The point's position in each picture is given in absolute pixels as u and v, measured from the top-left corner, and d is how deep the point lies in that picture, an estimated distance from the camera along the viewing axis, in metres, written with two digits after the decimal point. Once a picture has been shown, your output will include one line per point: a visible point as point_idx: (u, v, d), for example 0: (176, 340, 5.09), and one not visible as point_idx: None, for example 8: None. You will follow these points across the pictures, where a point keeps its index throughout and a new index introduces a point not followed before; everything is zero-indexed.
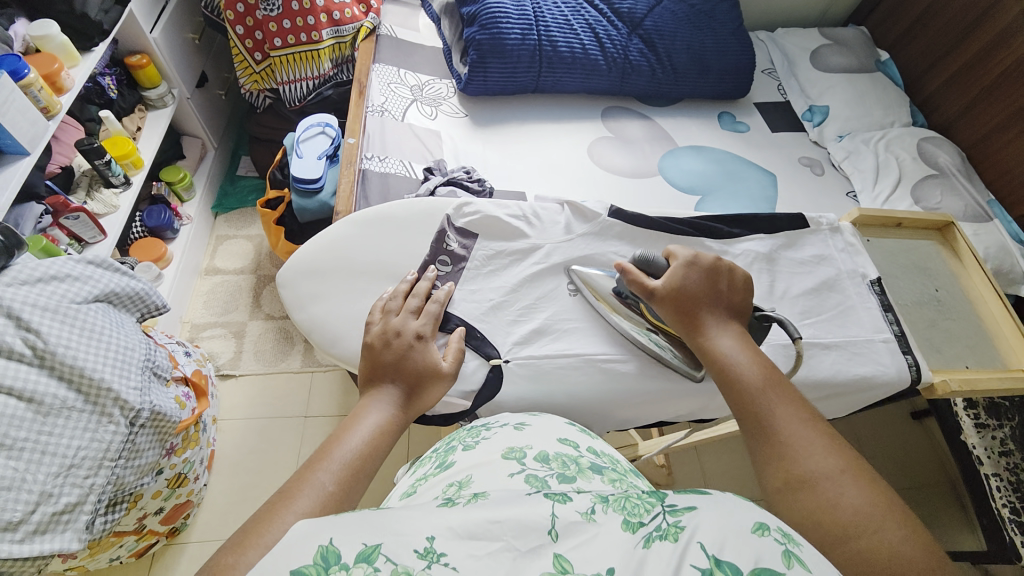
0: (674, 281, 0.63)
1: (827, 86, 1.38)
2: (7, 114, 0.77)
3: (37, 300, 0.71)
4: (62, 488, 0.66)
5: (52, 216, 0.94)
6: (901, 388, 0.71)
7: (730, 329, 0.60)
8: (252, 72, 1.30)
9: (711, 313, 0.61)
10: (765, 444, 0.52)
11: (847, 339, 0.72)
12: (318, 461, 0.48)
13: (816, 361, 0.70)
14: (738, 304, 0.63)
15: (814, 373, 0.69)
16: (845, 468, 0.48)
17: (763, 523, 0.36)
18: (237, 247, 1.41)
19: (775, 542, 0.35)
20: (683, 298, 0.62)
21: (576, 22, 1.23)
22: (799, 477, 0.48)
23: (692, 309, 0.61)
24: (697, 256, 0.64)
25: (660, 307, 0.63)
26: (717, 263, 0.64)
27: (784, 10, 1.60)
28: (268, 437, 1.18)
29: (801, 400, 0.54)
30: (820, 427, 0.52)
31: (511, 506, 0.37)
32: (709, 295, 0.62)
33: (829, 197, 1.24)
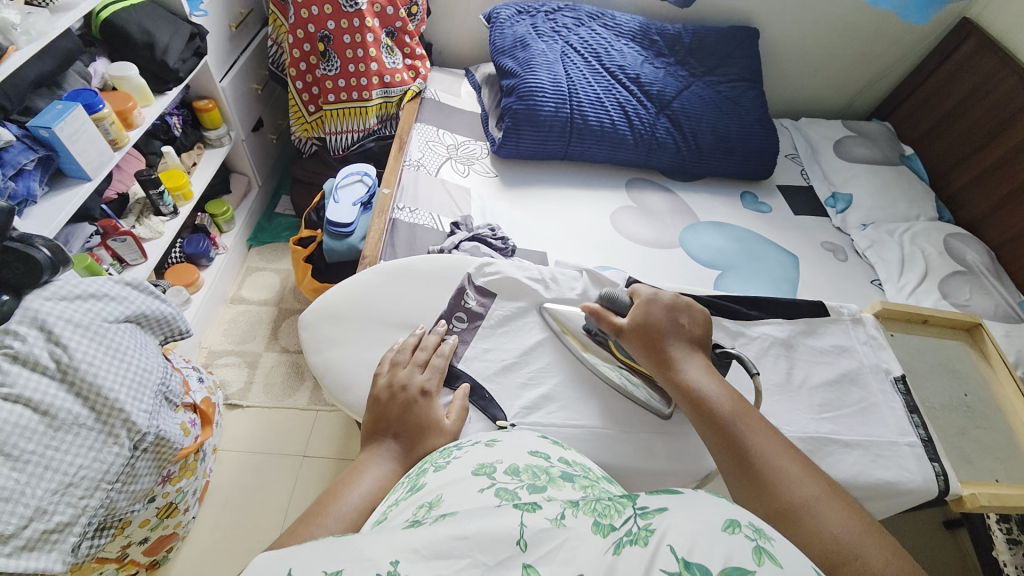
0: (640, 317, 0.66)
1: (850, 175, 1.41)
2: (78, 143, 0.85)
3: (70, 316, 0.73)
4: (57, 506, 0.66)
5: (101, 237, 1.00)
6: (930, 498, 0.66)
7: (697, 363, 0.62)
8: (304, 121, 1.41)
9: (677, 348, 0.63)
10: (746, 477, 0.53)
11: (871, 439, 0.69)
12: (314, 515, 0.48)
13: (836, 459, 0.67)
14: (699, 337, 0.66)
15: (834, 473, 0.66)
16: (822, 494, 0.50)
17: (733, 519, 0.35)
18: (265, 279, 1.46)
19: (746, 539, 0.34)
20: (650, 333, 0.64)
21: (607, 99, 1.31)
22: (783, 507, 0.49)
23: (659, 343, 0.63)
24: (656, 293, 0.67)
25: (628, 343, 0.65)
26: (675, 299, 0.67)
27: (807, 101, 1.67)
28: (264, 473, 1.15)
29: (772, 430, 0.57)
30: (792, 454, 0.54)
31: (478, 521, 0.36)
32: (673, 331, 0.65)
33: (852, 284, 1.22)
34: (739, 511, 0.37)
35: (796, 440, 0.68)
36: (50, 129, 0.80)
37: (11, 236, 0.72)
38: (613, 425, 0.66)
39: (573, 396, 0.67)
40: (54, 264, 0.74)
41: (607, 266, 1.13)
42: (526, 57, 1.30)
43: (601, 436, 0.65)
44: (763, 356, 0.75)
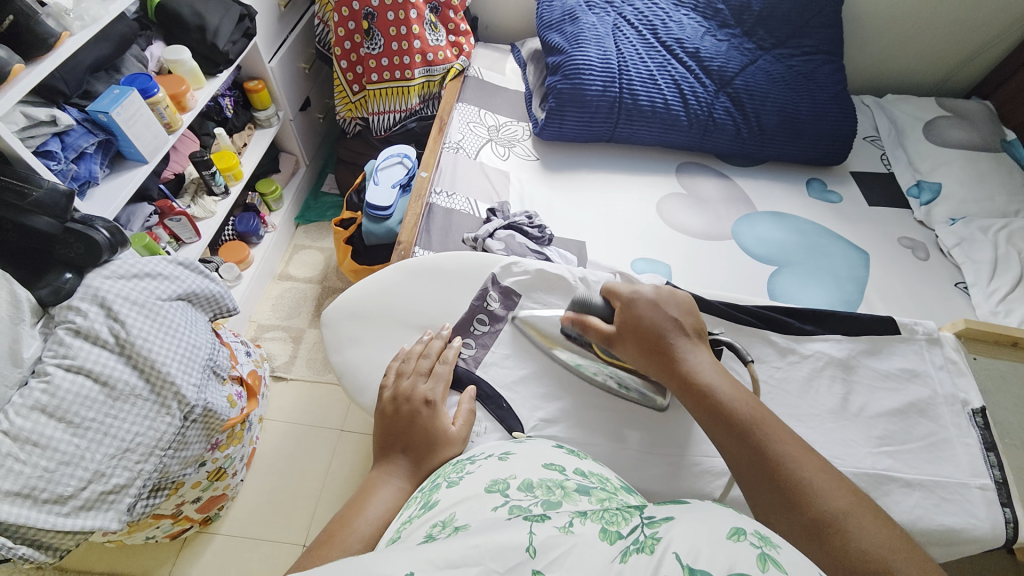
0: (637, 311, 0.60)
1: (940, 162, 1.24)
2: (134, 127, 0.89)
3: (128, 293, 0.78)
4: (115, 470, 0.71)
5: (159, 217, 1.06)
6: (995, 546, 0.61)
7: (704, 364, 0.56)
8: (348, 101, 1.42)
9: (681, 348, 0.58)
10: (768, 489, 0.48)
11: (937, 480, 0.63)
12: (323, 546, 0.47)
13: (892, 500, 0.62)
14: (700, 334, 0.60)
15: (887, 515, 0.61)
16: (851, 505, 0.45)
17: (738, 527, 0.34)
18: (310, 258, 1.51)
19: (750, 546, 0.32)
20: (647, 331, 0.59)
21: (661, 76, 1.21)
22: (811, 522, 0.45)
23: (661, 343, 0.58)
24: (635, 292, 0.62)
25: (622, 342, 0.61)
26: (660, 292, 0.62)
27: (894, 76, 1.48)
28: (305, 444, 1.22)
29: (794, 432, 0.51)
30: (815, 460, 0.49)
31: (491, 532, 0.34)
32: (674, 328, 0.59)
33: (934, 289, 1.09)
34: (746, 520, 0.36)
35: (848, 476, 0.63)
36: (108, 114, 0.84)
37: (74, 217, 0.77)
38: (646, 443, 0.63)
39: (602, 407, 0.65)
40: (112, 245, 0.79)
41: (652, 259, 1.07)
42: (575, 31, 1.22)
43: (629, 458, 0.62)
44: (816, 377, 0.69)
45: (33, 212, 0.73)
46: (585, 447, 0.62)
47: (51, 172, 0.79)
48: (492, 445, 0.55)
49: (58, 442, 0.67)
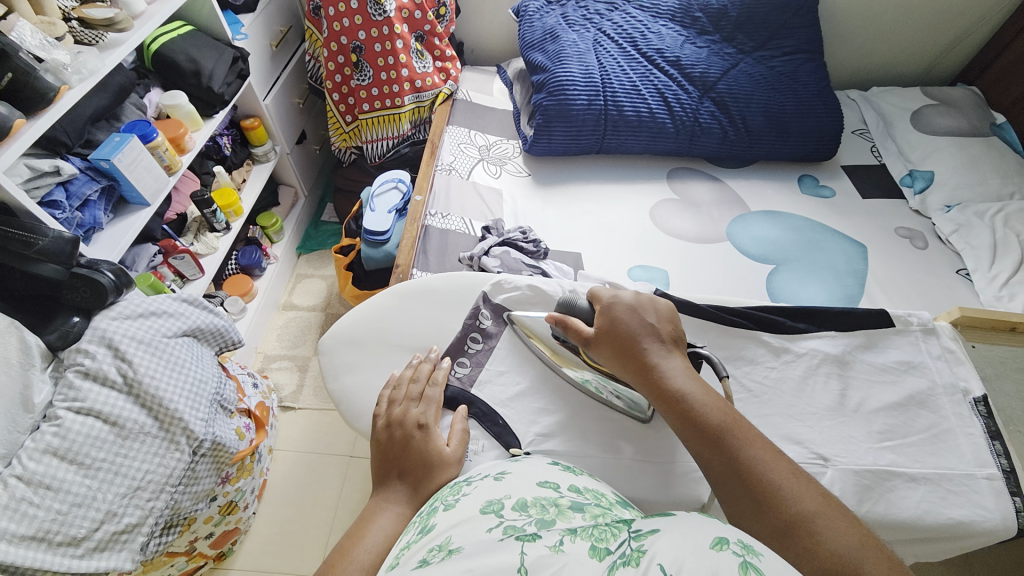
0: (617, 315, 0.61)
1: (930, 150, 1.24)
2: (135, 172, 0.92)
3: (134, 333, 0.79)
4: (126, 509, 0.72)
5: (163, 256, 1.09)
6: (1006, 537, 0.60)
7: (677, 368, 0.56)
8: (343, 131, 1.45)
9: (655, 352, 0.58)
10: (739, 492, 0.48)
11: (942, 472, 0.63)
12: None
13: (897, 496, 0.62)
14: (676, 340, 0.60)
15: (893, 512, 0.61)
16: (820, 507, 0.46)
17: (722, 538, 0.35)
18: (313, 286, 1.53)
19: (733, 554, 0.33)
20: (625, 333, 0.59)
21: (644, 86, 1.23)
22: (784, 524, 0.45)
23: (637, 346, 0.58)
24: (617, 295, 0.63)
25: (599, 347, 0.61)
26: (639, 298, 0.63)
27: (876, 69, 1.50)
28: (315, 472, 1.22)
29: (763, 436, 0.52)
30: (786, 464, 0.49)
31: (484, 556, 0.35)
32: (650, 334, 0.59)
33: (934, 278, 1.08)
34: (728, 530, 0.37)
35: (852, 473, 0.63)
36: (109, 161, 0.87)
37: (78, 263, 0.78)
38: (647, 452, 0.63)
39: (602, 418, 0.65)
40: (118, 286, 0.81)
41: (648, 266, 1.08)
42: (556, 49, 1.25)
43: (630, 467, 0.62)
44: (812, 375, 0.70)
45: (37, 260, 0.75)
46: (587, 459, 0.62)
47: (56, 221, 0.81)
48: (490, 464, 0.55)
49: (69, 485, 0.68)
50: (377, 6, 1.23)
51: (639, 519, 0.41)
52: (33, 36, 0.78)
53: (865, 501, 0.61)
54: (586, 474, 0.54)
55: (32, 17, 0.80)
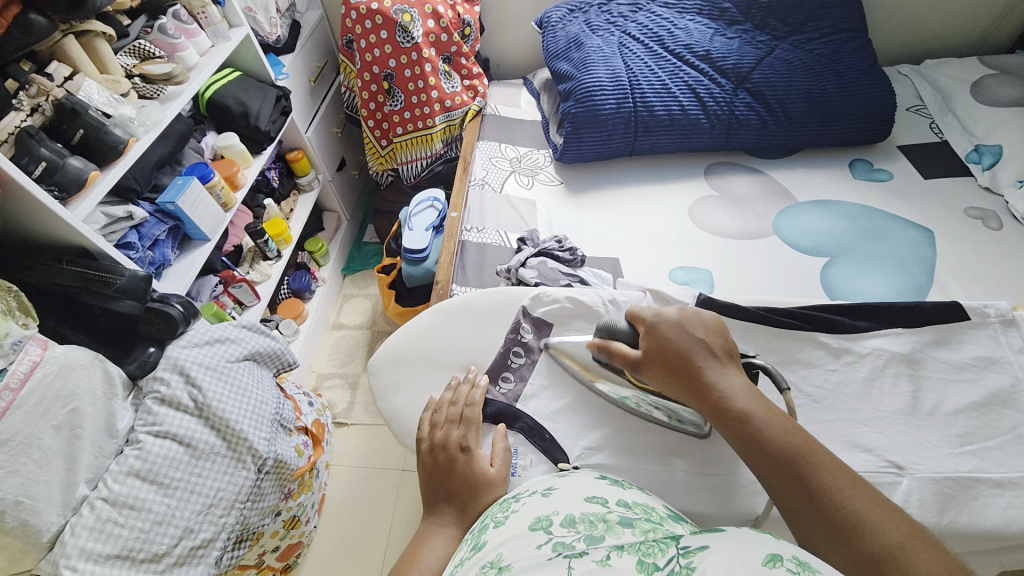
0: (665, 336, 0.59)
1: (997, 122, 1.14)
2: (197, 212, 1.00)
3: (202, 359, 0.86)
4: (202, 525, 0.77)
5: (224, 285, 1.18)
6: None
7: (739, 390, 0.54)
8: (378, 155, 1.50)
9: (712, 372, 0.56)
10: (818, 520, 0.45)
11: None
12: None
13: (983, 504, 0.57)
14: (734, 361, 0.58)
15: (979, 522, 0.56)
16: (911, 537, 0.42)
17: (774, 554, 0.34)
18: (359, 305, 1.60)
19: (787, 572, 0.32)
20: (676, 357, 0.57)
21: (674, 84, 1.21)
22: (872, 556, 0.42)
23: (691, 367, 0.56)
24: (659, 313, 0.61)
25: (648, 368, 0.59)
26: (684, 314, 0.61)
27: (928, 41, 1.40)
28: (370, 485, 1.26)
29: (839, 461, 0.49)
30: (866, 491, 0.46)
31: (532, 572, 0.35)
32: (705, 354, 0.57)
33: (1013, 261, 0.98)
34: (782, 545, 0.35)
35: (931, 481, 0.58)
36: (174, 203, 0.95)
37: (152, 297, 0.85)
38: (701, 463, 0.61)
39: (651, 427, 0.64)
40: (187, 317, 0.88)
41: (690, 266, 1.05)
42: (581, 57, 1.25)
43: (684, 478, 0.60)
44: (878, 376, 0.65)
45: (118, 297, 0.82)
46: (638, 471, 0.61)
47: (131, 261, 0.89)
48: (539, 479, 0.55)
49: (151, 503, 0.74)
50: (404, 34, 1.28)
51: (689, 535, 0.40)
52: (100, 94, 0.85)
53: (947, 511, 0.56)
54: (635, 488, 0.53)
55: (98, 77, 0.87)
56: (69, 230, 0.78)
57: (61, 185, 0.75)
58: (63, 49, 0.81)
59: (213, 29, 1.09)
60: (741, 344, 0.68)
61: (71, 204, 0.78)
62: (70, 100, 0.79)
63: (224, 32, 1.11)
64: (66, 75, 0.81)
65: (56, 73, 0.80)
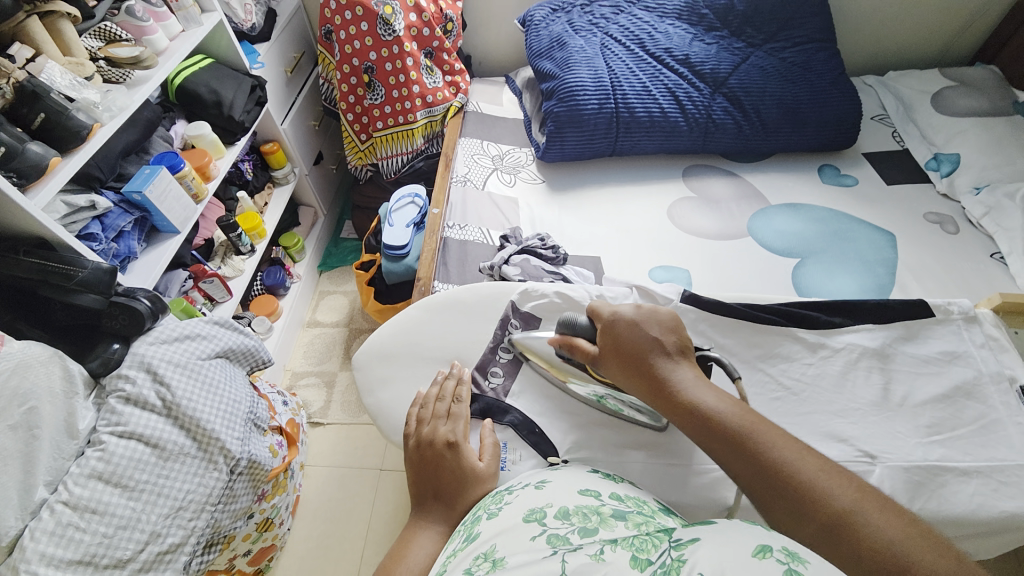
0: (622, 334, 0.60)
1: (955, 132, 1.21)
2: (166, 202, 0.96)
3: (171, 356, 0.82)
4: (169, 529, 0.74)
5: (193, 280, 1.12)
6: None
7: (693, 382, 0.55)
8: (358, 150, 1.47)
9: (665, 369, 0.57)
10: (776, 496, 0.47)
11: (991, 464, 0.61)
12: None
13: (950, 491, 0.60)
14: (688, 355, 0.59)
15: (947, 508, 0.59)
16: (860, 498, 0.45)
17: (764, 545, 0.34)
18: (336, 302, 1.56)
19: (777, 562, 0.32)
20: (631, 354, 0.58)
21: (654, 87, 1.23)
22: (827, 522, 0.44)
23: (647, 364, 0.57)
24: (614, 312, 0.62)
25: (607, 364, 0.60)
26: (639, 310, 0.62)
27: (891, 54, 1.47)
28: (348, 486, 1.23)
29: (789, 433, 0.51)
30: (816, 459, 0.48)
31: (527, 566, 0.35)
32: (661, 352, 0.58)
33: (968, 263, 1.04)
34: (773, 538, 0.36)
35: (901, 470, 0.61)
36: (141, 193, 0.91)
37: (117, 292, 0.81)
38: (685, 455, 0.62)
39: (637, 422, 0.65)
40: (155, 312, 0.84)
41: (669, 266, 1.07)
42: (564, 56, 1.26)
43: (671, 471, 0.61)
44: (852, 370, 0.68)
45: (79, 290, 0.78)
46: (626, 465, 0.62)
47: (94, 253, 0.84)
48: (532, 474, 0.55)
49: (114, 507, 0.70)
50: (386, 26, 1.26)
51: (679, 527, 0.41)
52: (63, 77, 0.80)
53: (918, 498, 0.59)
54: (626, 481, 0.54)
55: (61, 59, 0.83)
56: (29, 220, 0.74)
57: (19, 172, 0.71)
58: (27, 31, 0.77)
59: (184, 13, 1.05)
60: (722, 339, 0.69)
61: (30, 190, 0.73)
62: (31, 82, 0.75)
63: (196, 16, 1.06)
64: (28, 56, 0.77)
65: (18, 55, 0.75)
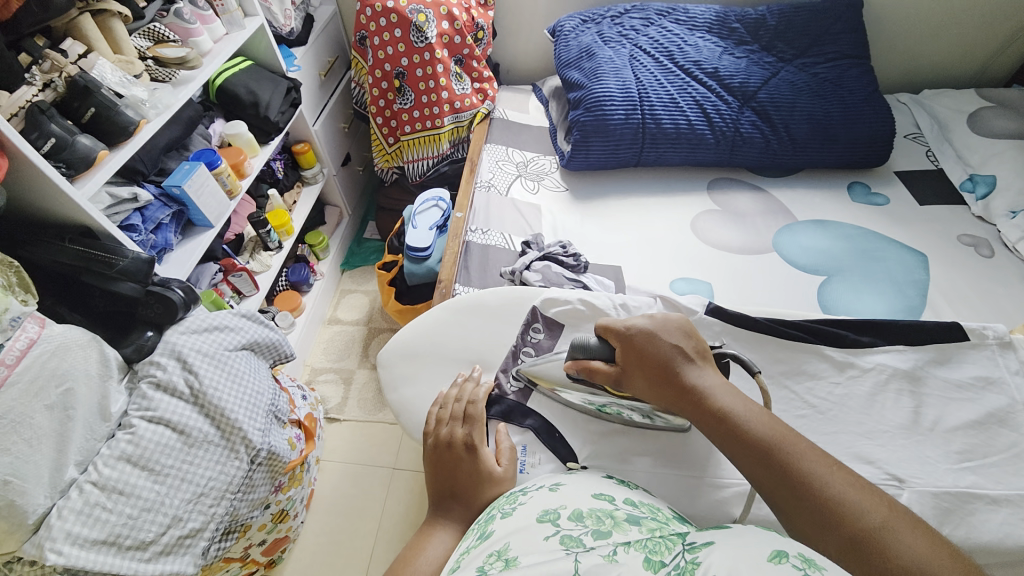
0: (644, 344, 0.59)
1: (992, 153, 1.18)
2: (202, 197, 0.99)
3: (200, 346, 0.84)
4: (191, 514, 0.76)
5: (223, 274, 1.16)
6: None
7: (719, 390, 0.55)
8: (385, 152, 1.51)
9: (689, 376, 0.56)
10: (802, 508, 0.46)
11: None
12: None
13: (978, 519, 0.58)
14: (711, 363, 0.59)
15: (975, 537, 0.57)
16: (890, 515, 0.44)
17: (780, 550, 0.34)
18: (357, 300, 1.59)
19: (792, 567, 0.32)
20: (655, 362, 0.57)
21: (682, 99, 1.23)
22: (856, 537, 0.43)
23: (671, 371, 0.56)
24: (633, 324, 0.61)
25: (629, 378, 0.59)
26: (656, 321, 0.61)
27: (927, 72, 1.44)
28: (361, 483, 1.24)
29: (818, 446, 0.50)
30: (844, 474, 0.48)
31: (540, 564, 0.36)
32: (684, 359, 0.57)
33: (1004, 288, 1.01)
34: (785, 543, 0.36)
35: (929, 496, 0.59)
36: (180, 187, 0.94)
37: (153, 281, 0.84)
38: (704, 469, 0.61)
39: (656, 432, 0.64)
40: (187, 303, 0.87)
41: (691, 278, 1.06)
42: (592, 67, 1.27)
43: (689, 484, 0.60)
44: (880, 391, 0.66)
45: (118, 279, 0.81)
46: (644, 475, 0.61)
47: (133, 243, 0.88)
48: (548, 477, 0.55)
49: (140, 490, 0.72)
50: (419, 34, 1.29)
51: (694, 532, 0.41)
52: (113, 73, 0.85)
53: (944, 525, 0.58)
54: (641, 489, 0.54)
55: (112, 56, 0.87)
56: (75, 209, 0.77)
57: (69, 163, 0.75)
58: (78, 27, 0.81)
59: (229, 17, 1.09)
60: (746, 353, 0.69)
61: (77, 181, 0.77)
62: (84, 78, 0.79)
63: (239, 20, 1.11)
64: (80, 52, 0.81)
65: (71, 50, 0.79)
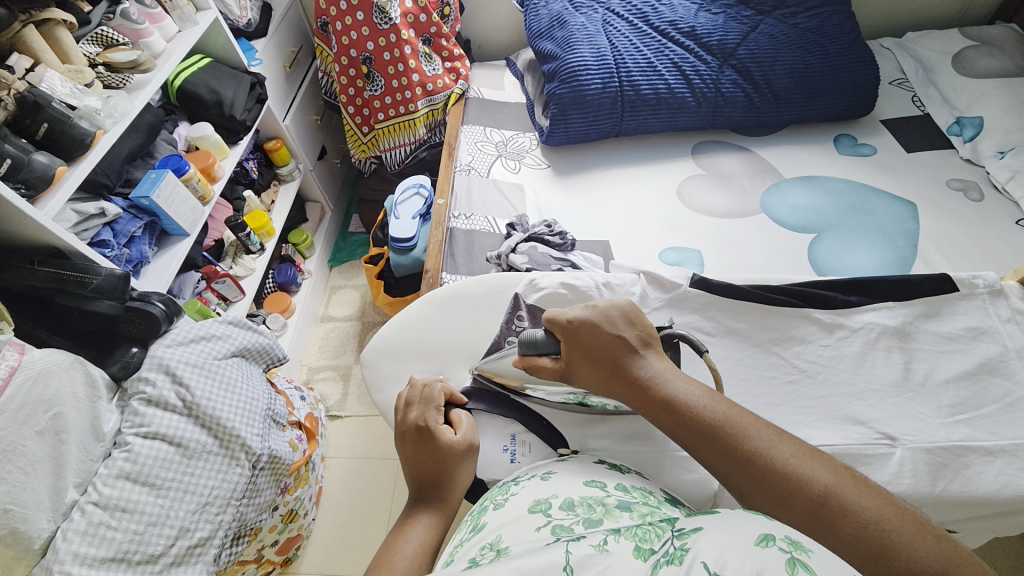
0: (586, 339, 0.57)
1: (978, 93, 1.15)
2: (174, 206, 0.96)
3: (189, 358, 0.83)
4: (198, 524, 0.76)
5: (206, 282, 1.14)
6: None
7: (666, 375, 0.55)
8: (360, 143, 1.46)
9: (636, 365, 0.56)
10: (756, 485, 0.46)
11: (1017, 442, 0.60)
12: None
13: (973, 471, 0.58)
14: (654, 346, 0.58)
15: (971, 489, 0.58)
16: (838, 479, 0.45)
17: (767, 534, 0.34)
18: (347, 296, 1.57)
19: (779, 552, 0.32)
20: (600, 355, 0.56)
21: (660, 62, 1.19)
22: (809, 508, 0.44)
23: (618, 366, 0.56)
24: (578, 314, 0.59)
25: (575, 372, 0.58)
26: (600, 310, 0.59)
27: (909, 13, 1.40)
28: (368, 477, 1.26)
29: (761, 419, 0.50)
30: (792, 444, 0.48)
31: (530, 555, 0.36)
32: (629, 349, 0.56)
33: (994, 231, 1.00)
34: (774, 526, 0.35)
35: (923, 451, 0.59)
36: (149, 198, 0.91)
37: (132, 297, 0.83)
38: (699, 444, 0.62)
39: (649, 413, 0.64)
40: (169, 315, 0.85)
41: (681, 247, 1.05)
42: (565, 35, 1.22)
43: (690, 457, 0.61)
44: (871, 349, 0.66)
45: (94, 298, 0.80)
46: (646, 455, 0.62)
47: (107, 259, 0.85)
48: (540, 465, 0.55)
49: (143, 505, 0.72)
50: (382, 14, 1.24)
51: (685, 517, 0.41)
52: (63, 85, 0.81)
53: (939, 480, 0.58)
54: (633, 473, 0.54)
55: (60, 67, 0.83)
56: (40, 229, 0.74)
57: (27, 183, 0.72)
58: (23, 40, 0.77)
59: (179, 13, 1.04)
60: (734, 323, 0.68)
61: (39, 202, 0.74)
62: (32, 92, 0.75)
63: (191, 16, 1.06)
64: (27, 66, 0.77)
65: (17, 65, 0.75)
